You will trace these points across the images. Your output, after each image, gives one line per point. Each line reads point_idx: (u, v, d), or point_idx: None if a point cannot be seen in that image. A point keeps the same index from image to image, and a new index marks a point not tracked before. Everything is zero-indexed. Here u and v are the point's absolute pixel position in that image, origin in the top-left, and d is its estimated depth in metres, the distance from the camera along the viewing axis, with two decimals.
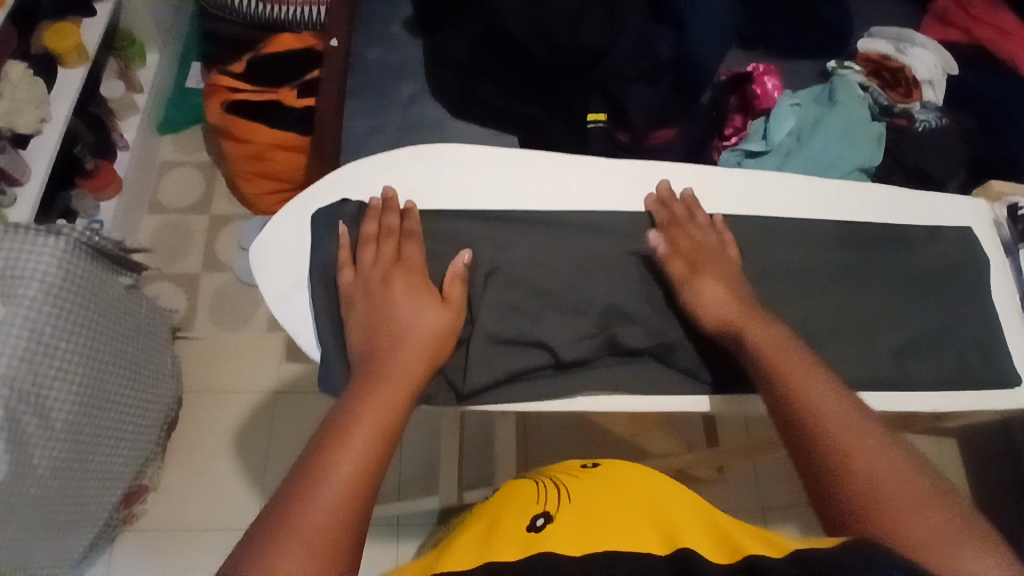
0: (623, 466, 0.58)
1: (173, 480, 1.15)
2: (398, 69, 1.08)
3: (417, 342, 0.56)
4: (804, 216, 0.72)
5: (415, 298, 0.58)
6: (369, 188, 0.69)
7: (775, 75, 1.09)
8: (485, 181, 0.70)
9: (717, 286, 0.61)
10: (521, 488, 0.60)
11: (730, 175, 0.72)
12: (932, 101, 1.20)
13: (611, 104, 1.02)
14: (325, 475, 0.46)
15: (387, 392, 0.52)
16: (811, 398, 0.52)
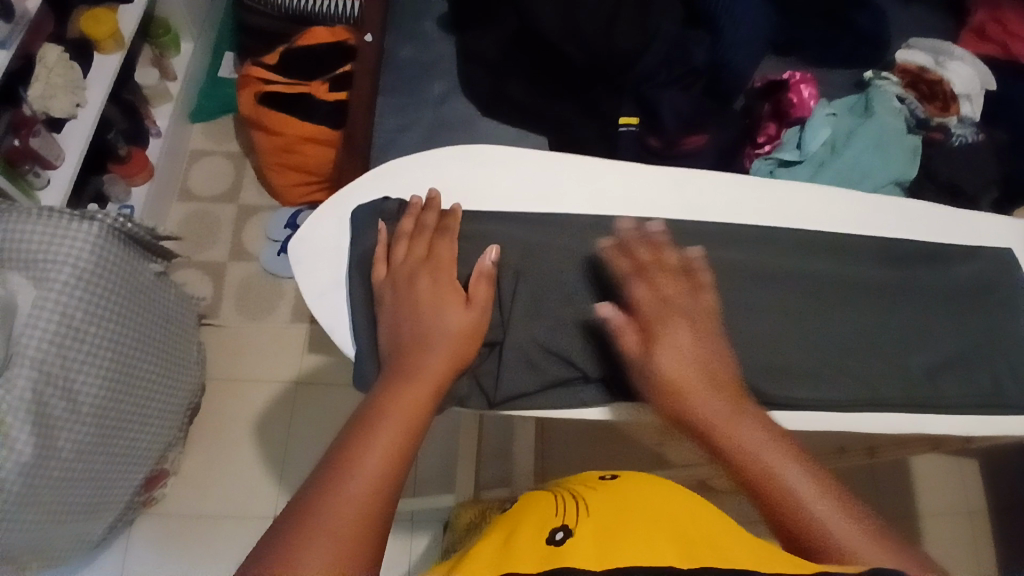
0: (642, 481, 0.58)
1: (193, 466, 1.17)
2: (430, 65, 1.08)
3: (444, 340, 0.56)
4: (842, 231, 0.71)
5: (439, 296, 0.58)
6: (405, 187, 0.69)
7: (812, 82, 1.06)
8: (520, 183, 0.70)
9: (673, 360, 0.54)
10: (537, 501, 0.60)
11: (769, 187, 0.71)
12: (969, 115, 1.17)
13: (644, 109, 1.02)
14: (351, 466, 0.46)
15: (412, 391, 0.52)
16: (772, 442, 0.51)
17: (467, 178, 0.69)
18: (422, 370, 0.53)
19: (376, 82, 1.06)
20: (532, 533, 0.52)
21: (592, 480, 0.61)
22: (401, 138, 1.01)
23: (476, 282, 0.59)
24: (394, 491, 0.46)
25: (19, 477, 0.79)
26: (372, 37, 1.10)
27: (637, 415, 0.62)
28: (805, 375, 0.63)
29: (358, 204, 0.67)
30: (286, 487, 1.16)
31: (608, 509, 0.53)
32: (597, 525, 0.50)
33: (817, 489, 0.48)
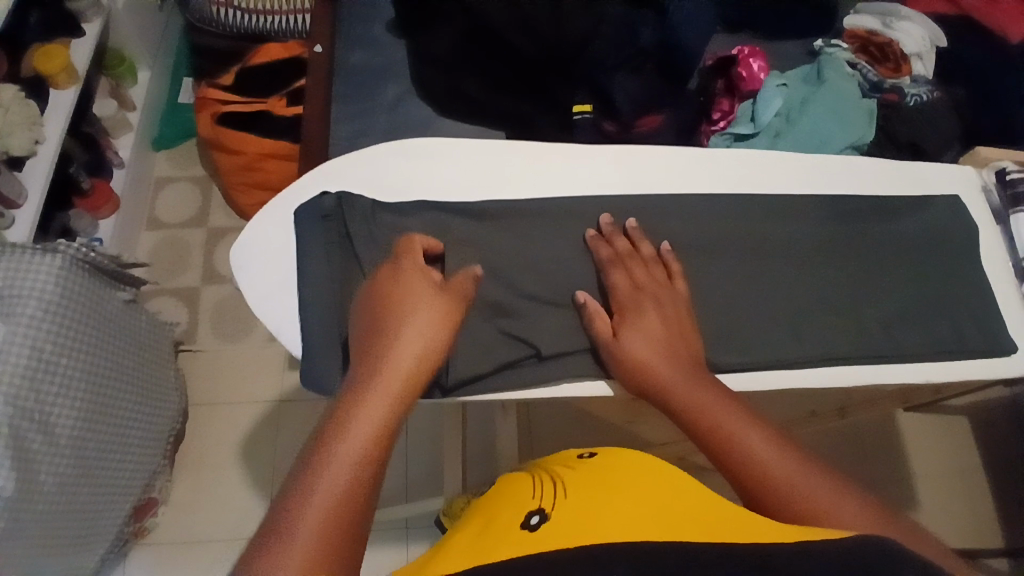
0: (618, 452, 0.59)
1: (183, 493, 1.16)
2: (382, 70, 1.07)
3: (403, 363, 0.51)
4: (787, 191, 0.71)
5: (416, 294, 0.56)
6: (350, 186, 0.69)
7: (761, 56, 1.08)
8: (466, 172, 0.70)
9: (644, 342, 0.57)
10: (514, 485, 0.61)
11: (711, 153, 0.72)
12: (922, 75, 1.21)
13: (597, 94, 1.02)
14: (305, 500, 0.42)
15: (370, 417, 0.47)
16: (717, 413, 0.52)
17: (412, 172, 0.70)
18: (375, 393, 0.49)
19: (330, 91, 1.05)
20: (510, 519, 0.52)
21: (570, 460, 0.62)
22: (358, 145, 1.01)
23: (445, 311, 0.56)
24: (358, 532, 0.42)
25: (0, 514, 0.79)
26: (323, 49, 1.07)
27: (591, 391, 0.61)
28: (765, 335, 0.64)
29: (301, 204, 0.67)
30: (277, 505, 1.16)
31: (584, 485, 0.53)
32: (572, 504, 0.50)
33: (786, 456, 0.49)
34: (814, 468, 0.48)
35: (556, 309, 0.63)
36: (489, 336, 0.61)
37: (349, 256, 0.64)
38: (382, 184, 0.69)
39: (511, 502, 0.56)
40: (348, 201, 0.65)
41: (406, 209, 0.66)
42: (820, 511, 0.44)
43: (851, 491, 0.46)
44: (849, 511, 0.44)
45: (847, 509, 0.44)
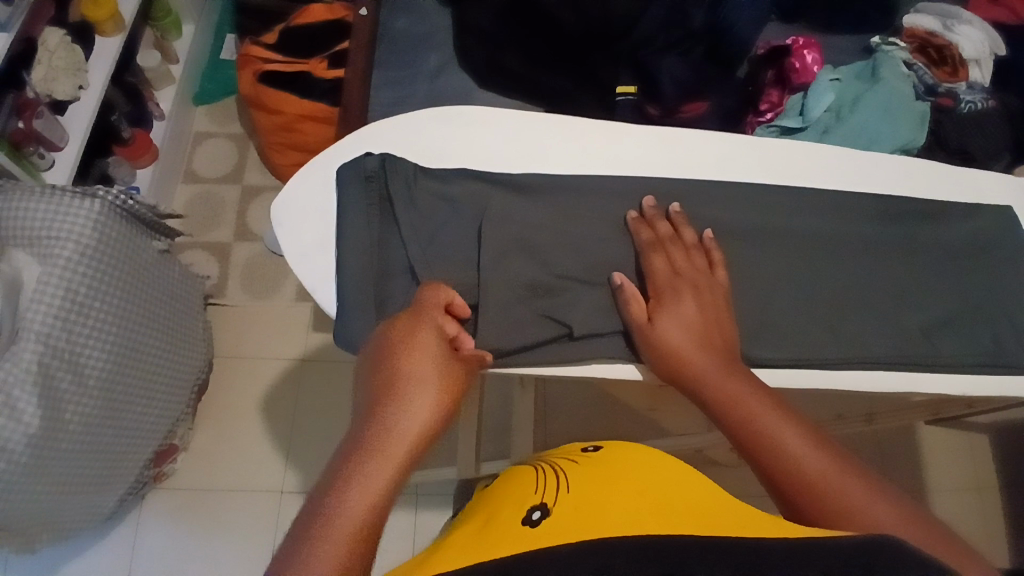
0: (623, 451, 0.61)
1: (203, 443, 1.19)
2: (426, 37, 1.06)
3: (404, 440, 0.45)
4: (834, 187, 0.70)
5: (426, 348, 0.52)
6: (392, 150, 0.69)
7: (815, 48, 1.05)
8: (507, 144, 0.69)
9: (679, 329, 0.57)
10: (522, 479, 0.64)
11: (759, 142, 0.71)
12: (979, 81, 1.16)
13: (642, 77, 0.99)
14: None
15: (353, 518, 0.40)
16: (742, 401, 0.52)
17: (455, 139, 0.69)
18: (367, 478, 0.42)
19: (372, 55, 1.04)
20: (509, 515, 0.55)
21: (575, 453, 0.65)
22: (397, 111, 1.00)
23: (452, 383, 0.50)
24: None
25: (27, 447, 0.81)
26: (368, 12, 1.06)
27: (618, 372, 0.61)
28: (799, 332, 0.63)
29: (343, 163, 0.67)
30: (293, 463, 1.18)
31: (584, 484, 0.56)
32: (570, 500, 0.53)
33: (812, 446, 0.48)
34: (839, 461, 0.48)
35: (588, 288, 0.63)
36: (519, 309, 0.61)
37: (387, 218, 0.64)
38: (423, 150, 0.69)
39: (513, 496, 0.60)
40: (391, 162, 0.65)
41: (445, 176, 0.66)
42: (838, 512, 0.44)
43: (875, 488, 0.46)
44: (885, 517, 0.44)
45: (883, 514, 0.44)
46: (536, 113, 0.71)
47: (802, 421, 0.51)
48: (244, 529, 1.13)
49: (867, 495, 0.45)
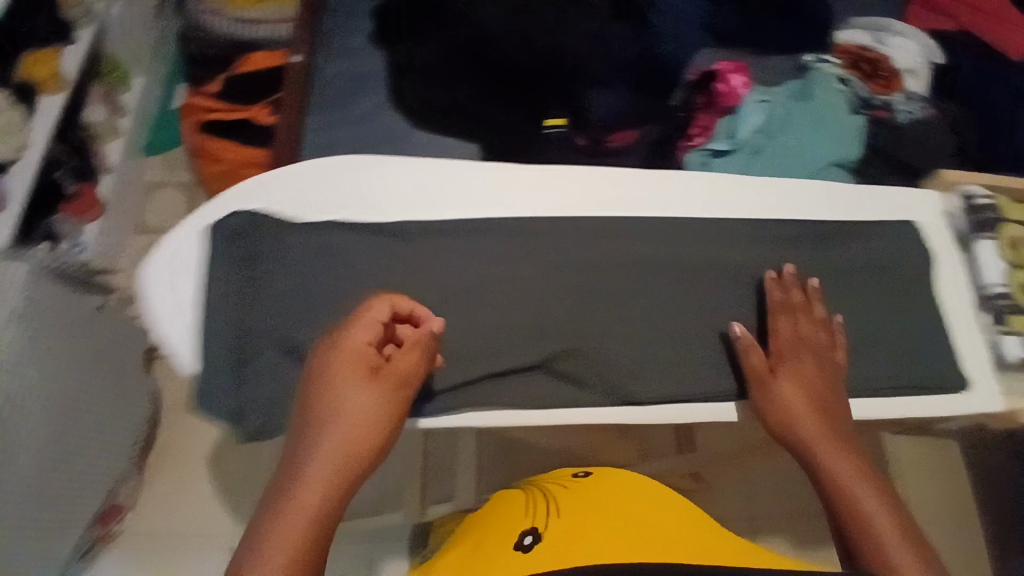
0: (602, 479, 0.81)
1: (152, 498, 1.18)
2: (359, 80, 1.06)
3: (339, 436, 0.61)
4: (590, 221, 0.84)
5: (349, 376, 0.64)
6: (267, 205, 0.80)
7: (742, 72, 1.07)
8: (410, 203, 0.82)
9: (795, 385, 0.72)
10: (514, 508, 0.78)
11: (624, 194, 0.85)
12: (916, 91, 1.16)
13: (571, 108, 0.98)
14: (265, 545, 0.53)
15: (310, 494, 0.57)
16: (820, 449, 0.69)
17: (355, 200, 0.81)
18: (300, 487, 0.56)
19: (304, 100, 1.03)
20: (508, 522, 0.76)
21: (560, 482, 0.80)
22: (328, 156, 1.00)
23: (379, 391, 0.65)
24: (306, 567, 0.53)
25: None
26: (301, 58, 1.07)
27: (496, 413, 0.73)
28: (655, 369, 0.76)
29: (213, 221, 0.78)
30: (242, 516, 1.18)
31: (570, 507, 0.74)
32: (556, 528, 0.71)
33: (866, 484, 0.66)
34: (895, 523, 0.63)
35: None
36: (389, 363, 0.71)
37: (292, 282, 0.75)
38: (332, 209, 0.80)
39: (504, 524, 0.75)
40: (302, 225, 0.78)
41: None
42: (881, 559, 0.60)
43: (903, 533, 0.62)
44: (881, 523, 0.63)
45: (876, 519, 0.63)
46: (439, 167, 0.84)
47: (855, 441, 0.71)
48: None
49: (880, 507, 0.64)
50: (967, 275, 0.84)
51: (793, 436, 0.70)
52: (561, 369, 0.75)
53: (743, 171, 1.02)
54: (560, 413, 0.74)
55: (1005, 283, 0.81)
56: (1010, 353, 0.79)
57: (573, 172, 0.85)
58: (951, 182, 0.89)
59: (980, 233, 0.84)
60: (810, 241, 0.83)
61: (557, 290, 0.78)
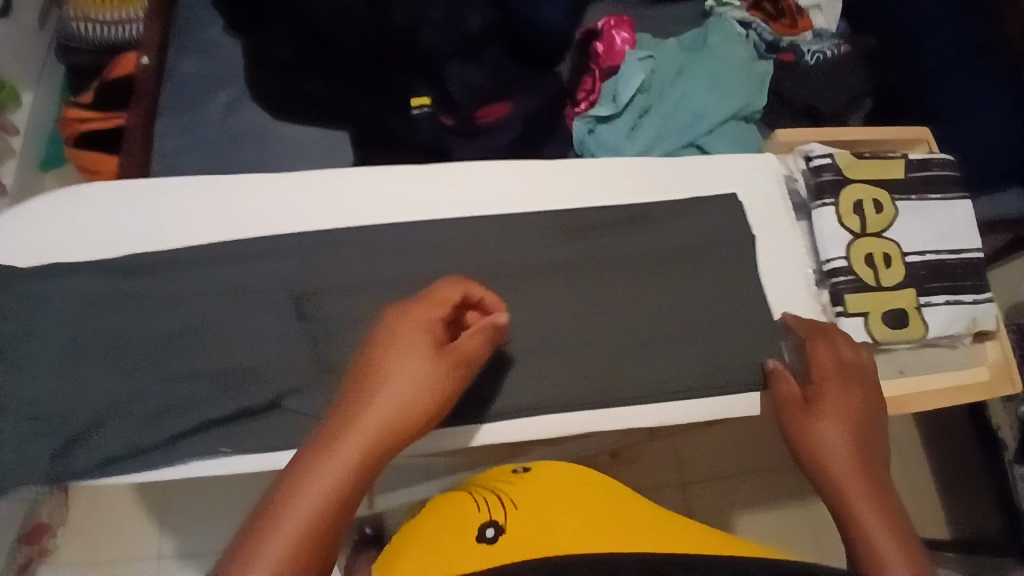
0: (561, 465, 0.67)
1: (79, 519, 1.13)
2: (216, 77, 0.98)
3: (376, 431, 0.48)
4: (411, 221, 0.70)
5: (410, 347, 0.52)
6: (16, 241, 0.66)
7: (627, 26, 0.98)
8: (161, 227, 0.68)
9: (842, 422, 0.54)
10: (465, 517, 0.61)
11: (381, 191, 0.70)
12: (825, 28, 1.09)
13: (436, 87, 0.89)
14: (267, 532, 0.43)
15: (314, 496, 0.45)
16: (850, 488, 0.50)
17: (100, 235, 0.67)
18: (320, 475, 0.46)
19: (157, 103, 0.96)
20: (461, 541, 0.57)
21: (505, 477, 0.67)
22: (184, 160, 0.93)
23: (446, 375, 0.52)
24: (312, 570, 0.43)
25: None
26: (150, 61, 0.98)
27: (243, 459, 0.61)
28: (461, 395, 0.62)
29: None
30: (169, 529, 1.13)
31: (529, 498, 0.61)
32: (520, 513, 0.59)
33: (890, 533, 0.47)
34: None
35: None
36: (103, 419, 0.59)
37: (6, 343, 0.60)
38: (68, 252, 0.66)
39: (457, 511, 0.63)
40: (24, 278, 0.63)
41: None
42: None
43: None
44: (875, 531, 0.47)
45: (867, 520, 0.48)
46: (187, 178, 0.70)
47: (867, 440, 0.54)
48: None
49: (876, 519, 0.48)
50: (806, 246, 0.72)
51: (812, 466, 0.53)
52: (294, 405, 0.62)
53: (630, 136, 0.94)
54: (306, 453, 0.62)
55: (844, 256, 0.68)
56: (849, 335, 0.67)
57: (319, 177, 0.70)
58: (788, 145, 0.77)
59: (816, 200, 0.70)
60: (591, 235, 0.70)
61: (291, 321, 0.64)
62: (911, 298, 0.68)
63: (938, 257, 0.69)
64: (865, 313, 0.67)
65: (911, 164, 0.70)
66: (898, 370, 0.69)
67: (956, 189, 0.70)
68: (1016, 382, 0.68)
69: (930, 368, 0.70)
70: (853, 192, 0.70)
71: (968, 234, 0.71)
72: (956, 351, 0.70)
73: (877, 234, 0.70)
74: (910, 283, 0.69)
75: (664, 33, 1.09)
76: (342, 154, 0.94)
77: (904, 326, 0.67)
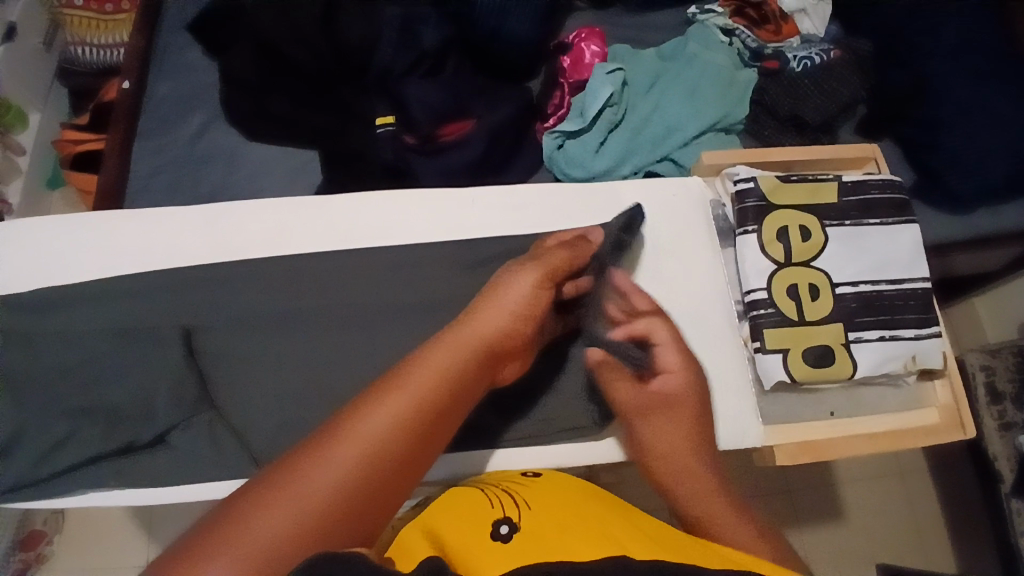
0: (568, 476, 0.52)
1: (75, 524, 1.02)
2: (190, 100, 0.99)
3: (471, 342, 0.42)
4: (310, 251, 0.58)
5: (520, 275, 0.49)
6: None
7: (598, 39, 0.96)
8: (49, 257, 0.56)
9: (681, 432, 0.50)
10: (471, 512, 0.46)
11: (271, 226, 0.59)
12: (812, 32, 1.00)
13: (395, 105, 0.92)
14: (341, 434, 0.36)
15: (394, 403, 0.37)
16: (710, 507, 0.45)
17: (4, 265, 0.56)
18: (411, 377, 0.39)
19: (135, 127, 0.97)
20: (466, 548, 0.42)
21: (513, 479, 0.52)
22: (156, 182, 0.93)
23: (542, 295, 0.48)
24: (386, 478, 0.35)
25: None
26: (130, 85, 0.98)
27: (117, 500, 0.51)
28: None
29: None
30: (158, 536, 1.02)
31: (550, 503, 0.46)
32: (544, 520, 0.43)
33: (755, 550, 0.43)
34: None
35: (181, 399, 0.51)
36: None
37: None
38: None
39: (464, 506, 0.47)
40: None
41: (22, 287, 0.55)
42: None
43: None
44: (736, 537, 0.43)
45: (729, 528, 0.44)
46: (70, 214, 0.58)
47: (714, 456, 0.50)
48: None
49: (739, 530, 0.44)
50: (733, 275, 0.59)
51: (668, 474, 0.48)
52: (180, 443, 0.51)
53: (598, 152, 0.91)
54: (182, 491, 0.51)
55: (767, 287, 0.55)
56: (765, 378, 0.54)
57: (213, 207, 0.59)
58: (712, 168, 0.63)
59: (738, 228, 0.57)
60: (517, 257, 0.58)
61: (179, 357, 0.52)
62: (839, 334, 0.54)
63: (873, 288, 0.55)
64: (785, 350, 0.54)
65: (844, 185, 0.58)
66: (827, 412, 0.55)
67: (900, 213, 0.58)
68: (970, 428, 0.55)
69: (864, 411, 0.56)
70: (776, 216, 0.56)
71: (914, 257, 0.57)
72: (896, 391, 0.57)
73: (807, 261, 0.56)
74: (838, 317, 0.55)
75: (641, 43, 1.04)
76: (310, 173, 0.94)
77: (831, 367, 0.53)
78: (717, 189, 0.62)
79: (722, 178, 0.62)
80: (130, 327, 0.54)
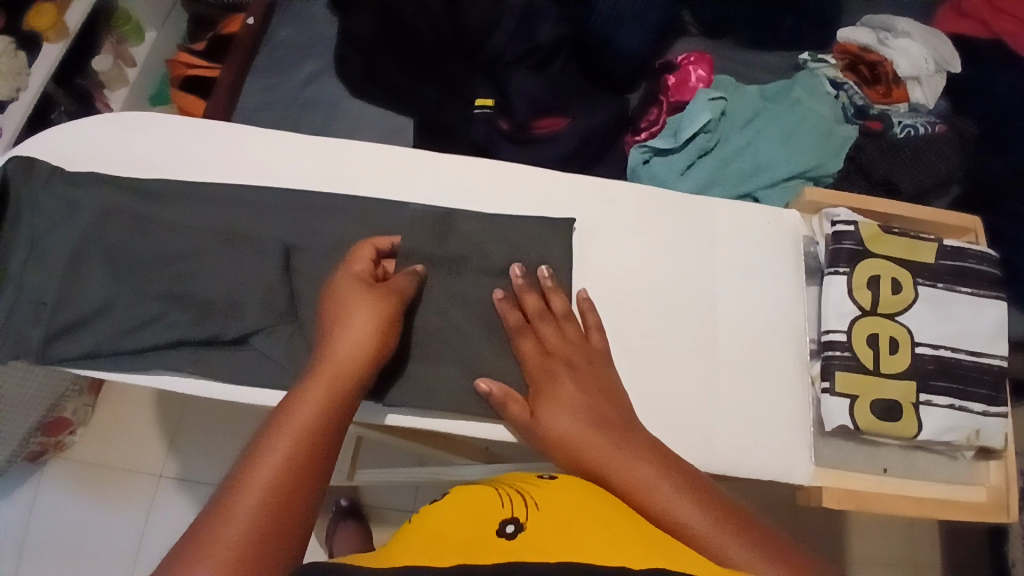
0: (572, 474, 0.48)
1: (102, 420, 1.06)
2: (308, 48, 1.03)
3: (343, 364, 0.45)
4: (408, 200, 0.60)
5: (347, 299, 0.49)
6: (44, 147, 0.61)
7: (706, 65, 0.96)
8: (177, 160, 0.61)
9: (567, 415, 0.48)
10: (480, 507, 0.43)
11: (378, 169, 0.61)
12: (922, 102, 0.96)
13: (498, 89, 0.94)
14: (245, 483, 0.38)
15: (284, 445, 0.40)
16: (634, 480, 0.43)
17: (141, 160, 0.61)
18: (297, 410, 0.42)
19: (249, 62, 1.01)
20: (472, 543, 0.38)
21: (527, 479, 0.48)
22: (259, 116, 0.97)
23: (388, 317, 0.49)
24: (302, 510, 0.38)
25: None
26: (254, 21, 1.02)
27: (192, 386, 0.54)
28: (400, 389, 0.54)
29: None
30: (177, 449, 1.04)
31: (563, 501, 0.42)
32: (556, 519, 0.39)
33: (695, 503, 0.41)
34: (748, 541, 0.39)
35: (269, 308, 0.54)
36: (82, 317, 0.53)
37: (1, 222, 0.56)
38: (74, 161, 0.61)
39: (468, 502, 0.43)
40: (31, 183, 0.57)
41: (148, 179, 0.59)
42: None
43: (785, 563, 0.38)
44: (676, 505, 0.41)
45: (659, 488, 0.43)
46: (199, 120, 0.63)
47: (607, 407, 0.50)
48: (133, 520, 1.00)
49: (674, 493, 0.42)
50: (811, 314, 0.59)
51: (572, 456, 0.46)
52: (261, 346, 0.54)
53: (683, 173, 0.91)
54: (255, 392, 0.54)
55: (846, 331, 0.55)
56: (827, 420, 0.54)
57: (329, 142, 0.62)
58: (811, 206, 0.63)
59: (827, 267, 0.57)
60: (602, 248, 0.59)
61: (276, 269, 0.55)
62: (910, 392, 0.54)
63: (952, 354, 0.55)
64: (854, 397, 0.53)
65: (944, 249, 0.57)
66: (881, 468, 0.55)
67: (992, 288, 0.57)
68: (1014, 512, 0.54)
69: (916, 475, 0.55)
70: (869, 264, 0.56)
71: (997, 335, 0.56)
72: (951, 462, 0.56)
73: (890, 314, 0.56)
74: (913, 374, 0.54)
75: (746, 79, 1.05)
76: (403, 138, 0.97)
77: (896, 422, 0.53)
78: (810, 228, 0.62)
79: (821, 217, 0.62)
80: (234, 233, 0.57)
